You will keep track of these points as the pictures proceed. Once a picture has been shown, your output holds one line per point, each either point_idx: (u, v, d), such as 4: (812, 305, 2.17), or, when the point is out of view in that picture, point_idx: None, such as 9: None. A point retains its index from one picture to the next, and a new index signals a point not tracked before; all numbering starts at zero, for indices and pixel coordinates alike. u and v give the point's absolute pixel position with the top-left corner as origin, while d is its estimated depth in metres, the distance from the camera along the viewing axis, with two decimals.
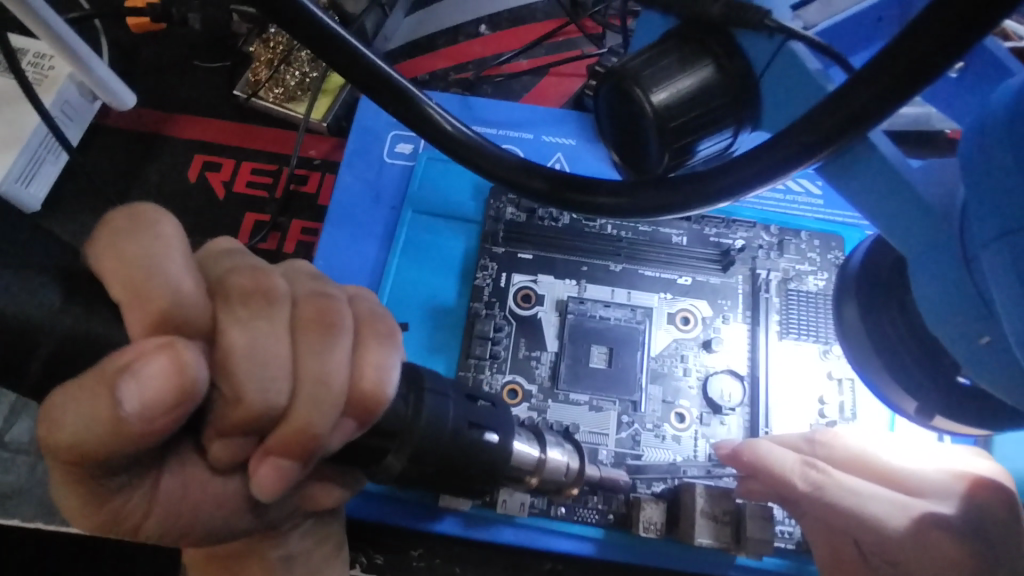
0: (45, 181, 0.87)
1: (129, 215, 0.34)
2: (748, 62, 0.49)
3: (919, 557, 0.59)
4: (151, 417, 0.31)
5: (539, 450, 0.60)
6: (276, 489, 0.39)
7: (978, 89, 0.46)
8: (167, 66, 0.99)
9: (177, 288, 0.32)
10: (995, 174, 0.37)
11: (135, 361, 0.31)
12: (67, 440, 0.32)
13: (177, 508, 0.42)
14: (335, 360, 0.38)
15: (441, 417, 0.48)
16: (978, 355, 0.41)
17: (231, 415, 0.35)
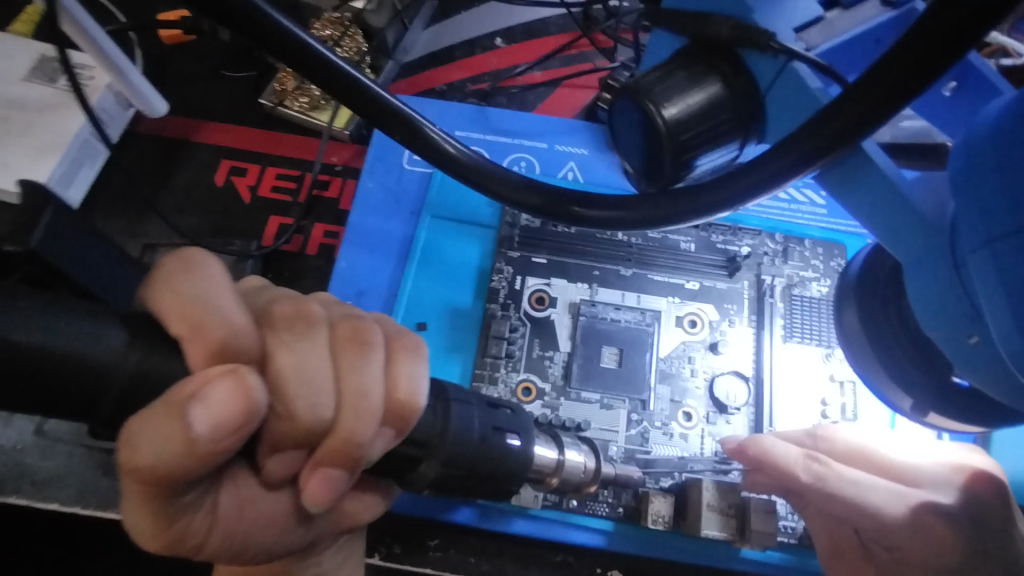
0: (83, 184, 0.91)
1: (179, 260, 0.40)
2: (754, 79, 0.53)
3: (916, 543, 0.63)
4: (219, 437, 0.35)
5: (557, 451, 0.64)
6: (327, 499, 0.44)
7: (966, 107, 0.50)
8: (196, 76, 1.04)
9: (230, 321, 0.38)
10: (981, 186, 0.40)
11: (201, 389, 0.35)
12: (143, 466, 0.36)
13: (235, 525, 0.47)
14: (371, 373, 0.42)
15: (467, 427, 0.51)
16: (970, 354, 0.44)
17: (283, 430, 0.40)
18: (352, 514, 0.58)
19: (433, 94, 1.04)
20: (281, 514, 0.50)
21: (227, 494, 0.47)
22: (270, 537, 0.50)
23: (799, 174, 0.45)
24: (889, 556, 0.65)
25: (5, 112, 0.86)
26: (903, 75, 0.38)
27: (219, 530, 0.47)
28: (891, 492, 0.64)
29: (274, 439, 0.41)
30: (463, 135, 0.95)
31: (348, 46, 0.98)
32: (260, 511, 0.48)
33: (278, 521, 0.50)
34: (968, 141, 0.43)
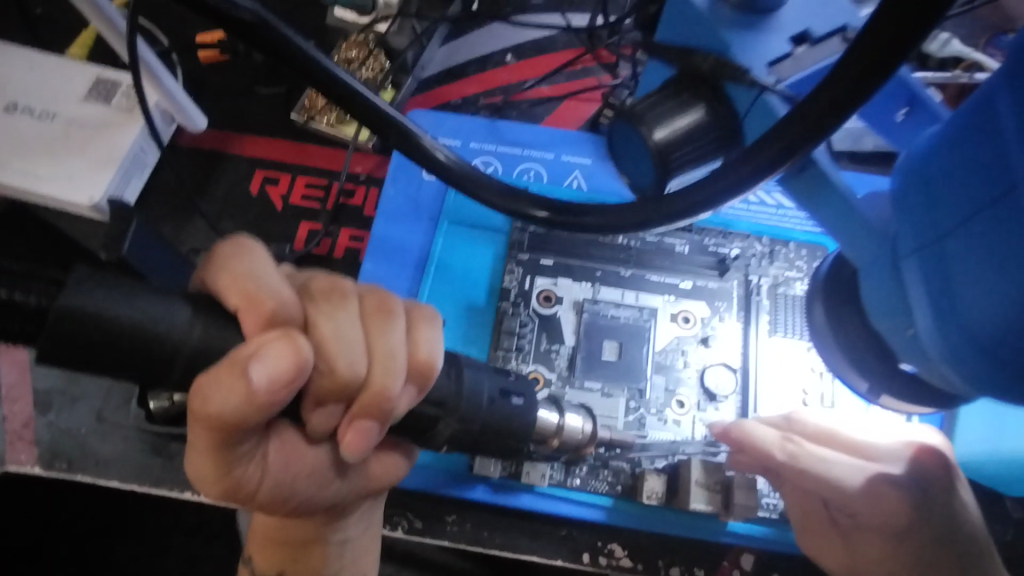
0: (133, 194, 1.00)
1: (234, 247, 0.49)
2: (732, 106, 0.61)
3: (870, 510, 0.72)
4: (276, 388, 0.42)
5: (557, 417, 0.70)
6: (362, 448, 0.51)
7: (914, 130, 0.58)
8: (232, 91, 1.13)
9: (278, 293, 0.46)
10: (909, 202, 0.49)
11: (259, 349, 0.41)
12: (212, 413, 0.43)
13: (284, 475, 0.56)
14: (396, 337, 0.50)
15: (478, 391, 0.59)
16: (909, 344, 0.51)
17: (325, 386, 0.47)
18: (376, 475, 0.67)
19: (449, 107, 1.13)
20: (321, 465, 0.58)
21: (274, 448, 0.55)
22: (312, 487, 0.58)
23: (763, 178, 0.52)
24: (849, 522, 0.74)
25: (66, 130, 0.96)
26: (830, 104, 0.46)
27: (270, 477, 0.55)
28: (852, 465, 0.74)
29: (317, 395, 0.48)
30: (477, 146, 1.04)
31: (372, 66, 1.07)
32: (304, 463, 0.57)
33: (319, 471, 0.58)
34: (906, 161, 0.51)
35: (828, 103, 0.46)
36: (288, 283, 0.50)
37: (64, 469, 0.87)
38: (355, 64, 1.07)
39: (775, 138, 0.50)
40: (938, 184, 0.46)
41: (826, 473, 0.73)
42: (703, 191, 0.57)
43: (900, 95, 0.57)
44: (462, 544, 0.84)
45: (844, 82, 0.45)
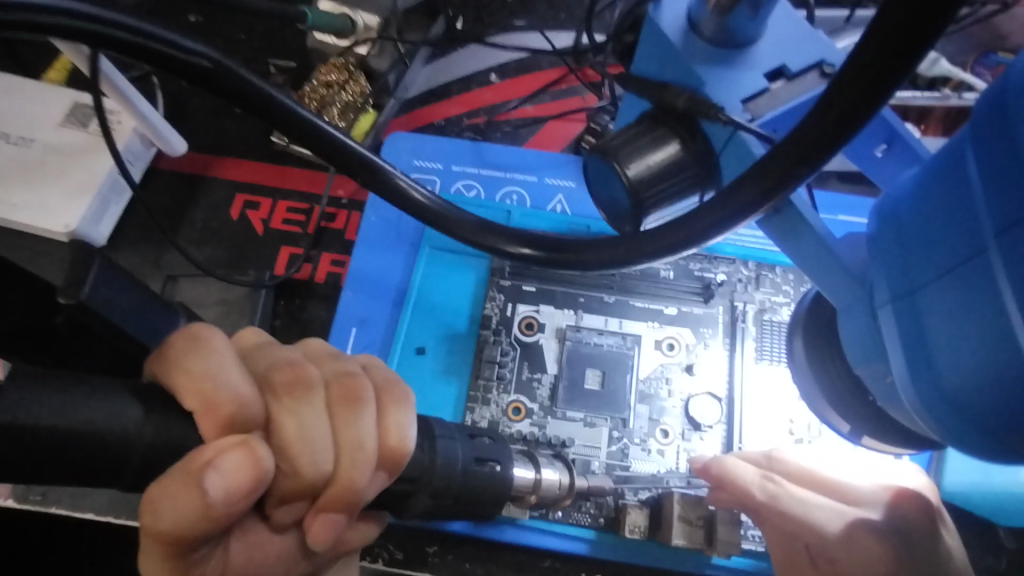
0: (110, 220, 0.99)
1: (189, 338, 0.48)
2: (708, 142, 0.59)
3: (850, 555, 0.71)
4: (233, 499, 0.41)
5: (534, 472, 0.72)
6: (329, 537, 0.51)
7: (895, 169, 0.57)
8: (215, 114, 1.13)
9: (237, 392, 0.45)
10: (886, 248, 0.48)
11: (216, 459, 0.41)
12: (167, 527, 0.42)
13: (246, 571, 0.53)
14: (365, 427, 0.49)
15: (452, 459, 0.59)
16: (887, 391, 0.50)
17: (290, 485, 0.47)
18: (351, 542, 0.65)
19: (432, 129, 1.12)
20: (288, 550, 0.56)
21: (237, 542, 0.53)
22: (279, 572, 0.56)
23: (745, 216, 0.51)
24: (830, 569, 0.72)
25: (42, 156, 0.94)
26: (808, 144, 0.45)
27: (231, 573, 0.53)
28: (831, 507, 0.74)
29: (281, 493, 0.48)
30: (459, 170, 1.03)
31: (353, 89, 1.06)
32: (268, 551, 0.55)
33: (286, 556, 0.56)
34: (885, 203, 0.50)
35: (799, 146, 0.46)
36: (250, 374, 0.48)
37: (37, 502, 0.85)
38: (335, 87, 1.05)
39: (751, 177, 0.50)
40: (913, 233, 0.45)
41: (804, 513, 0.73)
42: (677, 229, 0.55)
43: (877, 133, 0.56)
44: None
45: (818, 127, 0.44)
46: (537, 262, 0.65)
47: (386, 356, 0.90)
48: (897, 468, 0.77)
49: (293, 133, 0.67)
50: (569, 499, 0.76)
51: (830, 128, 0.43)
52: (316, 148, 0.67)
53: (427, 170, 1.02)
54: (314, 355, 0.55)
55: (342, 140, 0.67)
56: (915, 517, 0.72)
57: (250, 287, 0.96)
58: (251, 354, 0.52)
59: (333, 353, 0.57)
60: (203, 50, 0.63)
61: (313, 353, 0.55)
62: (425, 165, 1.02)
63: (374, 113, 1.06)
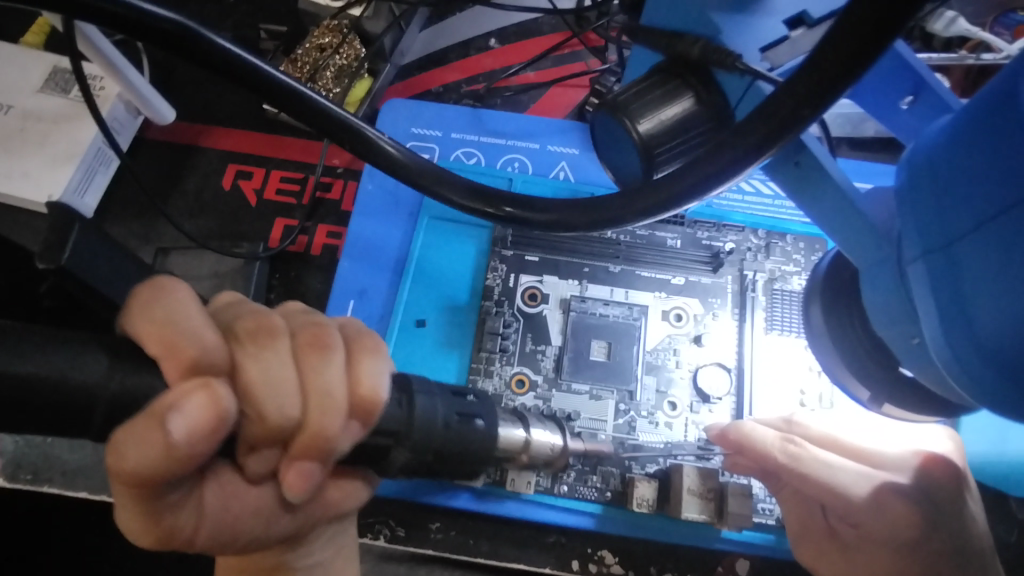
0: (97, 191, 0.95)
1: (153, 287, 0.44)
2: (723, 95, 0.56)
3: (875, 517, 0.70)
4: (195, 442, 0.39)
5: (524, 431, 0.69)
6: (304, 489, 0.48)
7: (921, 119, 0.54)
8: (201, 82, 1.09)
9: (203, 342, 0.42)
10: (917, 202, 0.45)
11: (178, 400, 0.39)
12: (133, 469, 0.41)
13: (222, 521, 0.52)
14: (333, 374, 0.46)
15: (432, 416, 0.55)
16: (914, 352, 0.48)
17: (255, 432, 0.44)
18: (336, 501, 0.63)
19: (430, 96, 1.08)
20: (266, 503, 0.55)
21: (211, 492, 0.52)
22: (257, 526, 0.55)
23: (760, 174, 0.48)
24: (853, 532, 0.72)
25: (22, 124, 0.90)
26: (807, 93, 0.42)
27: (205, 525, 0.52)
28: (856, 470, 0.71)
29: (249, 441, 0.45)
30: (458, 137, 0.99)
31: (347, 53, 1.00)
32: (245, 504, 0.54)
33: (264, 509, 0.55)
34: (912, 155, 0.47)
35: (825, 91, 0.42)
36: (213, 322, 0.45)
37: (28, 481, 0.83)
38: (328, 51, 1.00)
39: None
40: (949, 183, 0.42)
41: (832, 481, 0.70)
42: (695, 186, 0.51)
43: (903, 83, 0.53)
44: (447, 553, 0.80)
45: (820, 69, 0.40)
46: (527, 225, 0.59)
47: (385, 328, 0.87)
48: (926, 431, 0.76)
49: (255, 94, 0.58)
50: (563, 460, 0.75)
51: (835, 71, 0.40)
52: (282, 107, 0.59)
53: (425, 138, 0.98)
54: (289, 313, 0.52)
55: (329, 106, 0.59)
56: (944, 481, 0.70)
57: (244, 259, 0.93)
58: (223, 310, 0.49)
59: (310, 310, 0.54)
60: (170, 13, 0.54)
61: (290, 312, 0.52)
62: (423, 133, 0.99)
63: (369, 81, 1.03)
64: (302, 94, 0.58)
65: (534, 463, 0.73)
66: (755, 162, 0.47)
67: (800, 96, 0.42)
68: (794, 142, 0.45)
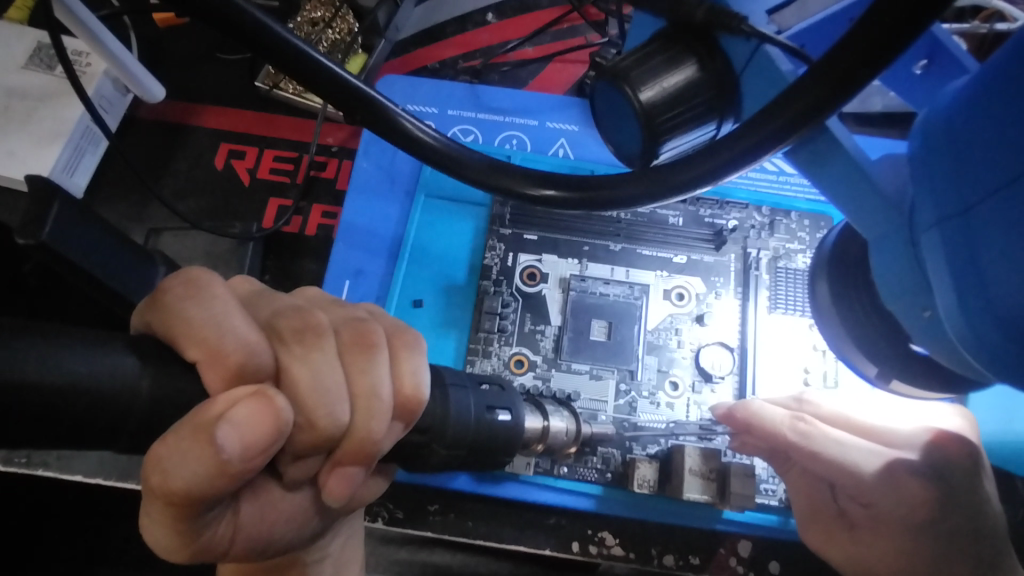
0: (86, 171, 0.93)
1: (184, 284, 0.41)
2: (729, 62, 0.54)
3: (887, 495, 0.69)
4: (250, 456, 0.37)
5: (542, 420, 0.70)
6: (344, 494, 0.46)
7: (933, 84, 0.52)
8: (192, 59, 1.06)
9: (246, 340, 0.40)
10: (930, 168, 0.43)
11: (228, 410, 0.36)
12: (175, 490, 0.37)
13: (257, 529, 0.49)
14: (380, 374, 0.44)
15: (465, 410, 0.55)
16: (925, 326, 0.46)
17: (305, 440, 0.42)
18: (363, 498, 0.60)
19: (426, 72, 1.05)
20: (301, 509, 0.52)
21: (248, 503, 0.48)
22: (291, 532, 0.52)
23: (768, 146, 0.46)
24: (864, 512, 0.70)
25: (7, 101, 0.88)
26: (845, 61, 0.41)
27: (241, 536, 0.48)
28: (868, 447, 0.70)
29: (296, 449, 0.43)
30: (455, 114, 0.97)
31: (340, 27, 1.00)
32: (280, 511, 0.51)
33: (298, 515, 0.52)
34: (925, 121, 0.45)
35: (847, 55, 0.40)
36: (252, 320, 0.43)
37: (22, 465, 0.81)
38: (320, 25, 1.00)
39: (778, 105, 0.44)
40: (963, 147, 0.40)
41: (843, 456, 0.70)
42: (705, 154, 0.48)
43: (918, 47, 0.51)
44: (446, 535, 0.79)
45: (869, 33, 0.39)
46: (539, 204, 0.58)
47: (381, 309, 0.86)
48: (934, 409, 0.75)
49: (261, 63, 0.56)
50: (575, 448, 0.74)
51: (880, 36, 0.39)
52: (287, 76, 0.57)
53: (421, 115, 0.96)
54: (317, 303, 0.50)
55: (332, 69, 0.57)
56: (960, 460, 0.68)
57: (238, 240, 0.90)
58: (258, 305, 0.46)
59: (337, 302, 0.52)
60: None
61: (317, 303, 0.50)
62: (419, 109, 0.96)
63: (364, 55, 1.00)
64: (305, 56, 0.56)
65: (549, 449, 0.73)
66: (766, 134, 0.45)
67: (840, 64, 0.41)
68: (807, 108, 0.43)
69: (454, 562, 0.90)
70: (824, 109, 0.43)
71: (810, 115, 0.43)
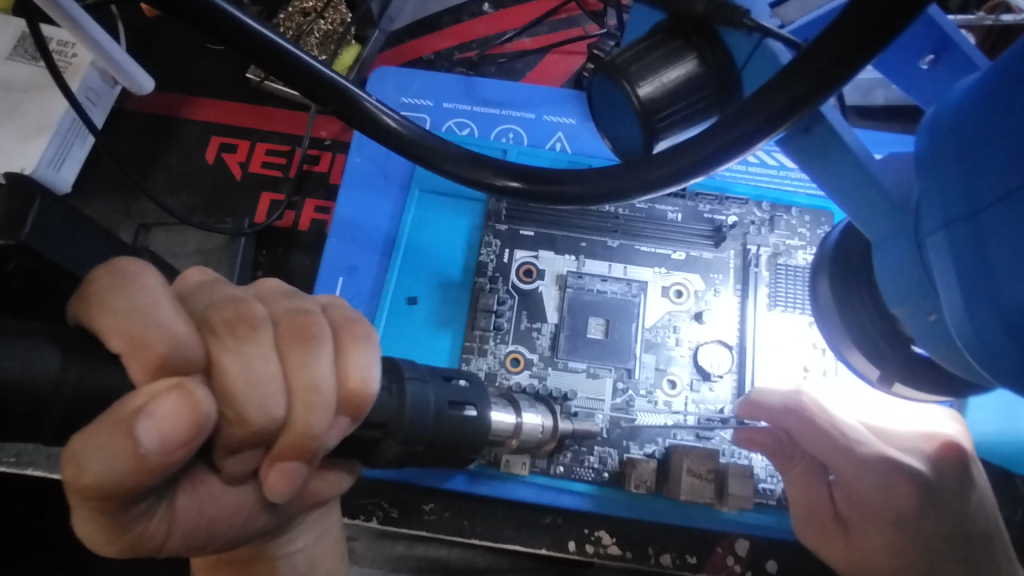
0: (74, 164, 0.92)
1: (114, 274, 0.41)
2: (729, 56, 0.52)
3: (876, 495, 0.67)
4: (169, 450, 0.36)
5: (515, 416, 0.69)
6: (288, 490, 0.45)
7: (947, 79, 0.50)
8: (181, 50, 1.05)
9: (172, 332, 0.39)
10: (940, 164, 0.41)
11: (148, 404, 0.35)
12: (93, 482, 0.37)
13: (196, 526, 0.48)
14: (320, 367, 0.43)
15: (423, 401, 0.54)
16: (930, 330, 0.45)
17: (235, 434, 0.41)
18: (318, 492, 0.60)
19: (421, 64, 1.04)
20: (247, 504, 0.51)
21: (184, 497, 0.48)
22: (235, 529, 0.51)
23: (765, 137, 0.44)
24: (856, 512, 0.69)
25: None
26: (844, 49, 0.39)
27: (178, 530, 0.48)
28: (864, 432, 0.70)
29: (227, 443, 0.42)
30: (450, 107, 0.95)
31: (332, 17, 0.99)
32: (222, 505, 0.50)
33: (243, 510, 0.51)
34: (934, 117, 0.44)
35: (829, 48, 0.39)
36: (183, 313, 0.41)
37: (12, 464, 0.80)
38: (312, 15, 0.99)
39: (768, 91, 0.42)
40: (976, 144, 0.39)
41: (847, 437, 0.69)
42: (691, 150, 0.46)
43: (924, 41, 0.49)
44: (442, 535, 0.78)
45: (863, 19, 0.38)
46: (524, 196, 0.56)
47: (376, 307, 0.84)
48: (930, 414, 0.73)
49: (249, 57, 0.55)
50: (552, 444, 0.73)
51: (883, 21, 0.37)
52: (278, 71, 0.56)
53: (416, 108, 0.94)
54: (267, 294, 0.48)
55: (320, 71, 0.56)
56: (950, 472, 0.67)
57: (229, 235, 0.89)
58: (193, 292, 0.44)
59: (291, 291, 0.49)
60: None
61: (269, 294, 0.48)
62: (413, 102, 0.94)
63: (357, 46, 0.98)
64: (292, 56, 0.55)
65: (524, 447, 0.72)
66: (754, 129, 0.44)
67: (828, 56, 0.39)
68: (796, 105, 0.42)
69: (451, 557, 0.87)
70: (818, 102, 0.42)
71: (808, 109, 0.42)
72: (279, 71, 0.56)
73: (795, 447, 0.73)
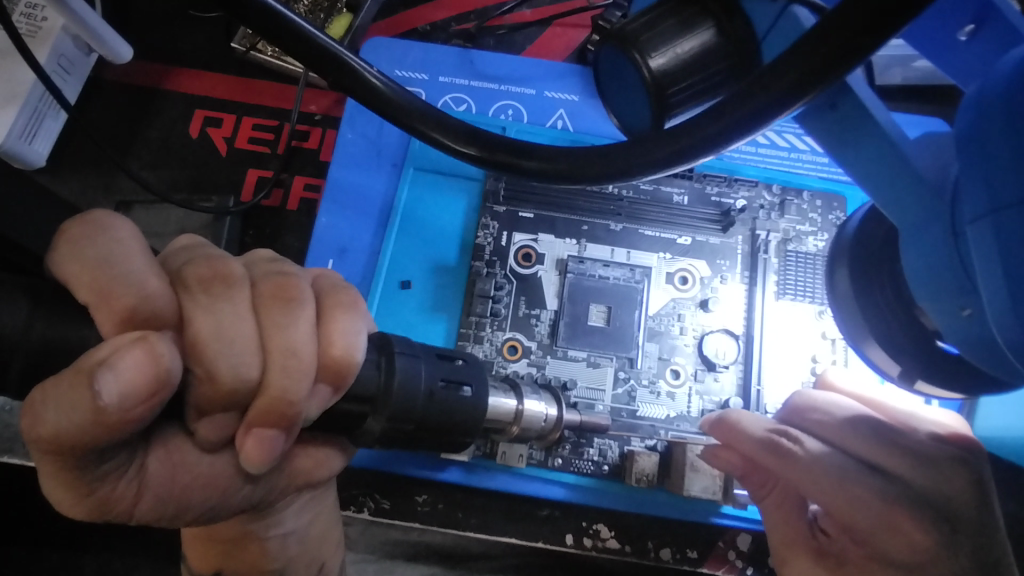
0: (47, 137, 0.87)
1: (84, 223, 0.38)
2: (750, 25, 0.48)
3: (879, 533, 0.58)
4: (130, 405, 0.34)
5: (517, 401, 0.65)
6: (266, 460, 0.42)
7: (988, 54, 0.45)
8: (164, 16, 0.99)
9: (143, 289, 0.36)
10: (986, 140, 0.37)
11: (111, 356, 0.33)
12: (49, 437, 0.35)
13: (168, 492, 0.45)
14: (299, 333, 0.41)
15: (413, 380, 0.50)
16: (960, 325, 0.41)
17: (207, 394, 0.39)
18: (305, 471, 0.58)
19: (416, 34, 0.98)
20: (222, 475, 0.48)
21: (156, 458, 0.45)
22: (211, 499, 0.48)
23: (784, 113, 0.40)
24: (859, 552, 0.60)
25: None
26: (881, 12, 0.35)
27: (148, 496, 0.44)
28: (857, 460, 0.61)
29: (198, 403, 0.40)
30: (447, 81, 0.90)
31: None
32: (198, 473, 0.47)
33: (220, 481, 0.48)
34: (978, 93, 0.39)
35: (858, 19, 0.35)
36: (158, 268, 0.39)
37: None
38: None
39: (791, 57, 0.38)
40: None
41: (830, 473, 0.60)
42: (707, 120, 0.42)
43: (963, 9, 0.45)
44: (434, 526, 0.75)
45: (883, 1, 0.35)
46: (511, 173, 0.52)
47: (367, 290, 0.80)
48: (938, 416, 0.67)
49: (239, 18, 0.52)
50: (556, 433, 0.69)
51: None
52: (265, 37, 0.52)
53: (410, 81, 0.89)
54: (252, 260, 0.45)
55: (312, 33, 0.52)
56: (957, 488, 0.58)
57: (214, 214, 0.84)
58: (175, 253, 0.42)
59: (277, 257, 0.47)
60: None
61: (253, 260, 0.45)
62: (408, 76, 0.90)
63: (348, 15, 0.93)
64: (283, 17, 0.51)
65: (526, 436, 0.68)
66: (775, 99, 0.39)
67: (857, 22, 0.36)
68: (821, 72, 0.38)
69: (446, 542, 0.85)
70: (844, 70, 0.37)
71: (826, 75, 0.37)
72: (268, 36, 0.53)
73: (766, 474, 0.66)
